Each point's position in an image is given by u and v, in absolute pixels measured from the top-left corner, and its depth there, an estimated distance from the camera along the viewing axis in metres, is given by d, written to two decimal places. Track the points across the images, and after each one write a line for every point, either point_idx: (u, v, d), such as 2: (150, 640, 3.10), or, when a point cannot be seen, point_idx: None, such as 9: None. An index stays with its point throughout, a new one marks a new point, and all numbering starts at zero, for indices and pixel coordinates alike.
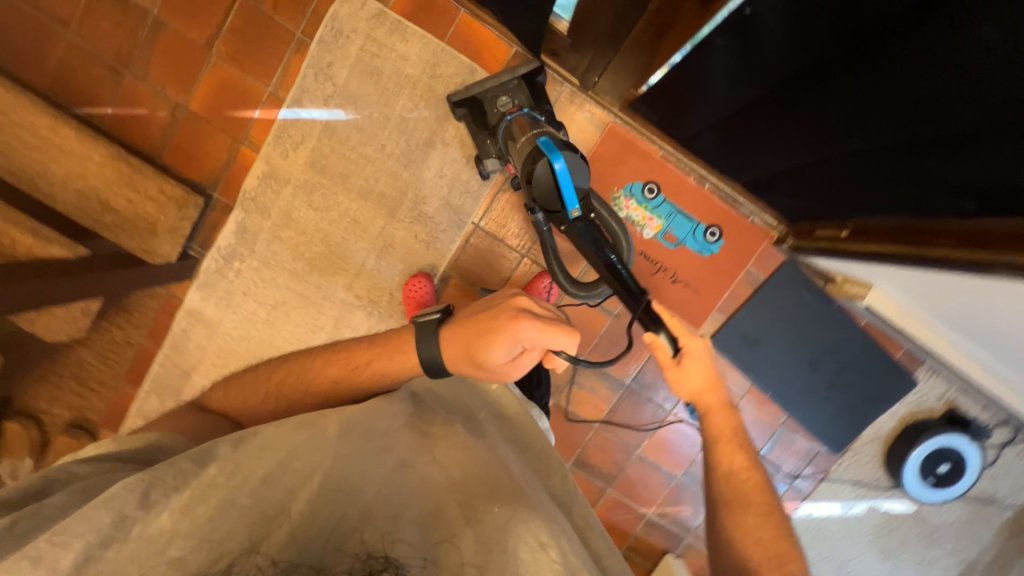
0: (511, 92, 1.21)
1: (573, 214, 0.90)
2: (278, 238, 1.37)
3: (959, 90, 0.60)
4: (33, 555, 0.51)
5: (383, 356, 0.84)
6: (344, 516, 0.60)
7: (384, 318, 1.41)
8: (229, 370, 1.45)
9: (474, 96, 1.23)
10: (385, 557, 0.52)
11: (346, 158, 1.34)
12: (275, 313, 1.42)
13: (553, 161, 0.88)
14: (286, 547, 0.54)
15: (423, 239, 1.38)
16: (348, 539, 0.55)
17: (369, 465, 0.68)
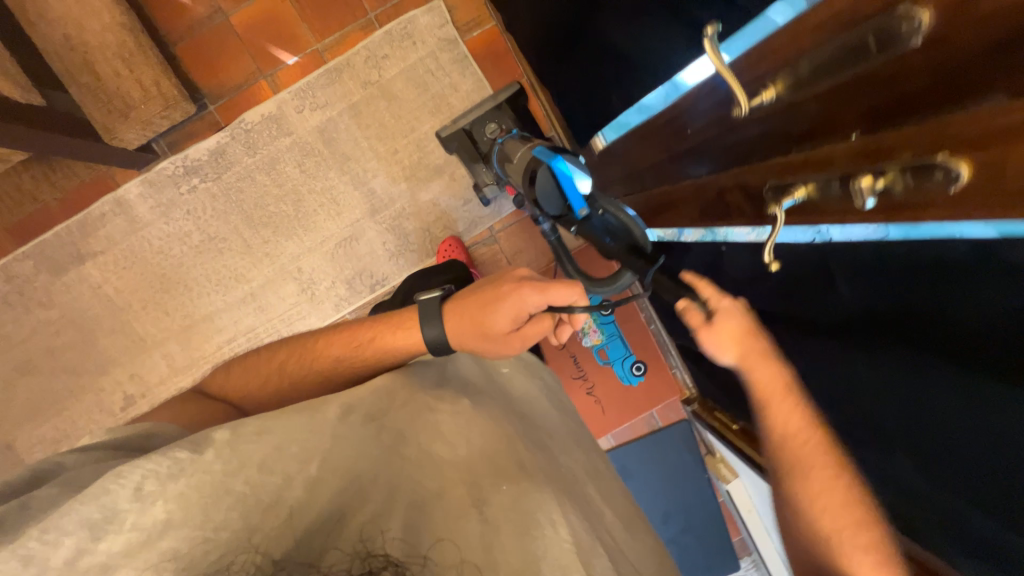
0: (498, 118, 1.19)
1: (581, 213, 0.82)
2: (251, 178, 1.32)
3: (932, 435, 0.48)
4: (22, 555, 0.41)
5: (385, 330, 0.74)
6: (350, 504, 0.50)
7: (314, 301, 1.39)
8: (129, 275, 1.34)
9: (461, 128, 1.20)
10: (389, 555, 0.44)
11: (356, 143, 1.33)
12: (209, 245, 1.35)
13: (553, 166, 0.82)
14: (284, 539, 0.46)
15: (389, 249, 1.39)
16: (348, 533, 0.47)
17: (374, 444, 0.57)
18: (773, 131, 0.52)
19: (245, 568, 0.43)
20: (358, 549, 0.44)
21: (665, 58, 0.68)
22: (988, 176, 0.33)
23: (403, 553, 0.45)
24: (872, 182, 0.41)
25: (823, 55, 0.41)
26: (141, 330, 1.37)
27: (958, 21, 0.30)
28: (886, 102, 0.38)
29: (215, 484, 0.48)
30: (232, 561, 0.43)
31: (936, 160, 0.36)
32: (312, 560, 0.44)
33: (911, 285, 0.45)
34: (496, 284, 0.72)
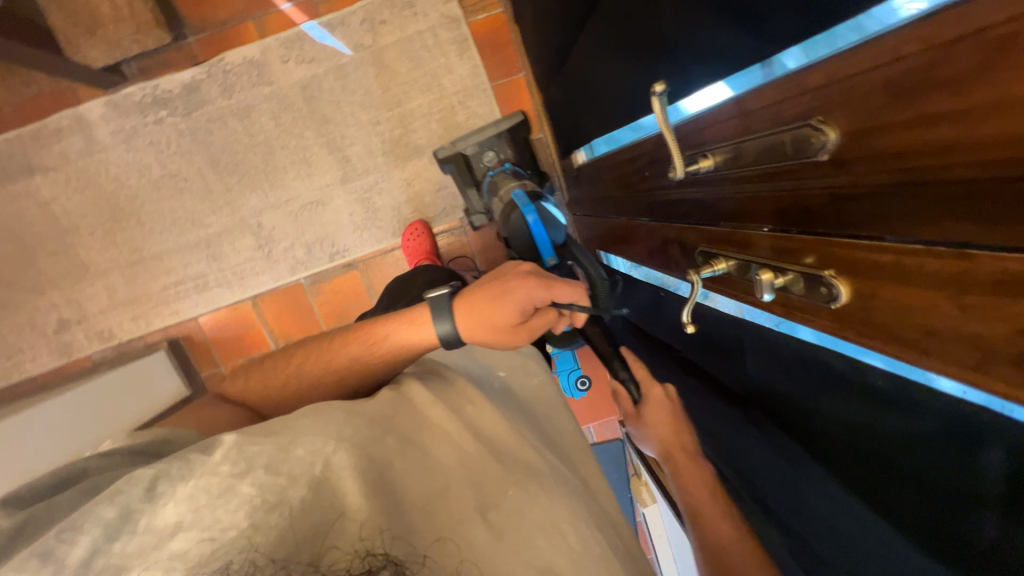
0: (498, 146, 1.25)
1: (550, 262, 0.93)
2: (222, 122, 1.27)
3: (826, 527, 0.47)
4: (41, 552, 0.40)
5: (404, 320, 0.67)
6: (351, 501, 0.44)
7: (270, 258, 1.37)
8: (79, 196, 1.29)
9: (460, 151, 1.23)
10: (388, 556, 0.40)
11: (338, 107, 1.29)
12: (169, 182, 1.30)
13: (526, 213, 0.91)
14: (288, 540, 0.41)
15: (355, 221, 1.37)
16: (351, 529, 0.42)
17: (368, 434, 0.50)
18: (709, 200, 0.52)
19: (244, 568, 0.39)
20: (356, 549, 0.41)
21: (630, 99, 0.67)
22: (865, 298, 0.34)
23: (405, 552, 0.41)
24: (771, 277, 0.42)
25: (750, 143, 0.41)
26: (86, 256, 1.33)
27: (857, 149, 0.31)
28: (791, 204, 0.39)
29: (222, 483, 0.44)
30: (231, 563, 0.39)
31: (823, 275, 0.36)
32: (308, 561, 0.40)
33: (839, 387, 0.42)
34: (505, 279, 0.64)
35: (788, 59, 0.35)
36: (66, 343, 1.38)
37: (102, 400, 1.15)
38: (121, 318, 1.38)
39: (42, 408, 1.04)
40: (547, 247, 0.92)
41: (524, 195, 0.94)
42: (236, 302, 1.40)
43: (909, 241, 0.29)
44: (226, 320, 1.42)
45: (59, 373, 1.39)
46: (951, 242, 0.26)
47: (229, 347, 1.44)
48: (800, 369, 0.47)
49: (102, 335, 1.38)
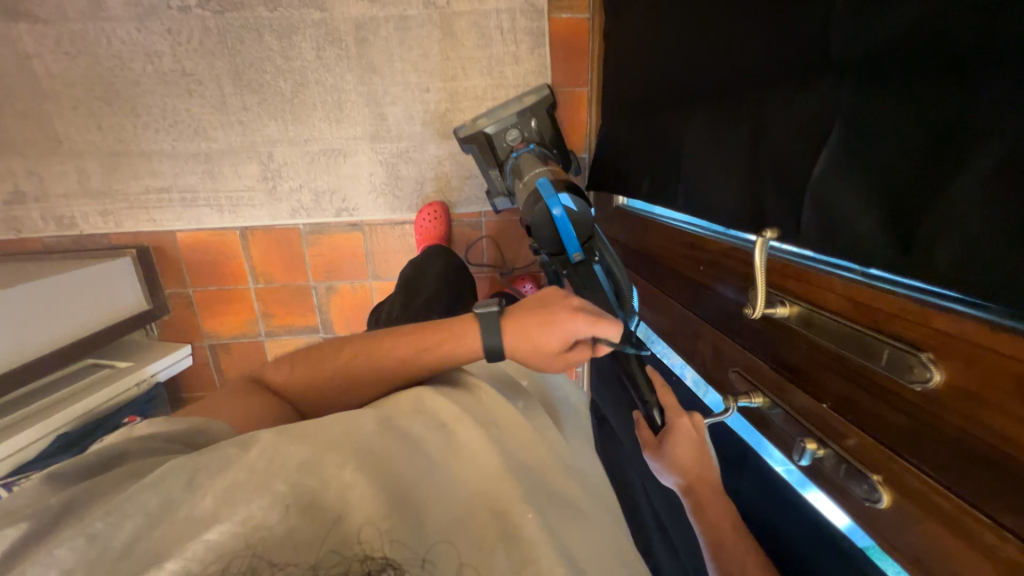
0: (522, 125, 1.17)
1: (574, 257, 0.87)
2: (258, 34, 1.14)
3: None
4: (88, 533, 0.40)
5: (455, 336, 0.66)
6: (354, 506, 0.44)
7: (272, 195, 1.28)
8: (68, 62, 1.13)
9: (484, 131, 1.15)
10: (386, 558, 0.40)
11: (388, 60, 1.19)
12: (178, 80, 1.16)
13: (550, 206, 0.84)
14: (293, 538, 0.41)
15: (373, 183, 1.30)
16: (349, 535, 0.42)
17: (378, 441, 0.51)
18: (766, 337, 0.54)
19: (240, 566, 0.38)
20: (354, 552, 0.40)
21: (705, 198, 0.66)
22: (903, 518, 0.37)
23: (402, 554, 0.40)
24: (814, 448, 0.45)
25: (836, 324, 0.43)
26: (61, 130, 1.18)
27: (958, 406, 0.33)
28: (858, 399, 0.41)
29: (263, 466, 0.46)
30: (233, 564, 0.38)
31: (871, 478, 0.40)
32: (306, 562, 0.39)
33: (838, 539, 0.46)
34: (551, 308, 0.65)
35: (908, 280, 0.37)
36: (16, 217, 1.23)
37: (64, 299, 1.09)
38: (88, 209, 1.25)
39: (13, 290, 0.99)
40: (575, 246, 0.86)
41: (549, 184, 0.85)
42: (223, 228, 1.30)
43: (971, 507, 0.32)
44: (206, 243, 1.32)
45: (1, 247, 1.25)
46: (1011, 530, 0.30)
47: (203, 272, 1.34)
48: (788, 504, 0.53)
49: (60, 221, 1.25)
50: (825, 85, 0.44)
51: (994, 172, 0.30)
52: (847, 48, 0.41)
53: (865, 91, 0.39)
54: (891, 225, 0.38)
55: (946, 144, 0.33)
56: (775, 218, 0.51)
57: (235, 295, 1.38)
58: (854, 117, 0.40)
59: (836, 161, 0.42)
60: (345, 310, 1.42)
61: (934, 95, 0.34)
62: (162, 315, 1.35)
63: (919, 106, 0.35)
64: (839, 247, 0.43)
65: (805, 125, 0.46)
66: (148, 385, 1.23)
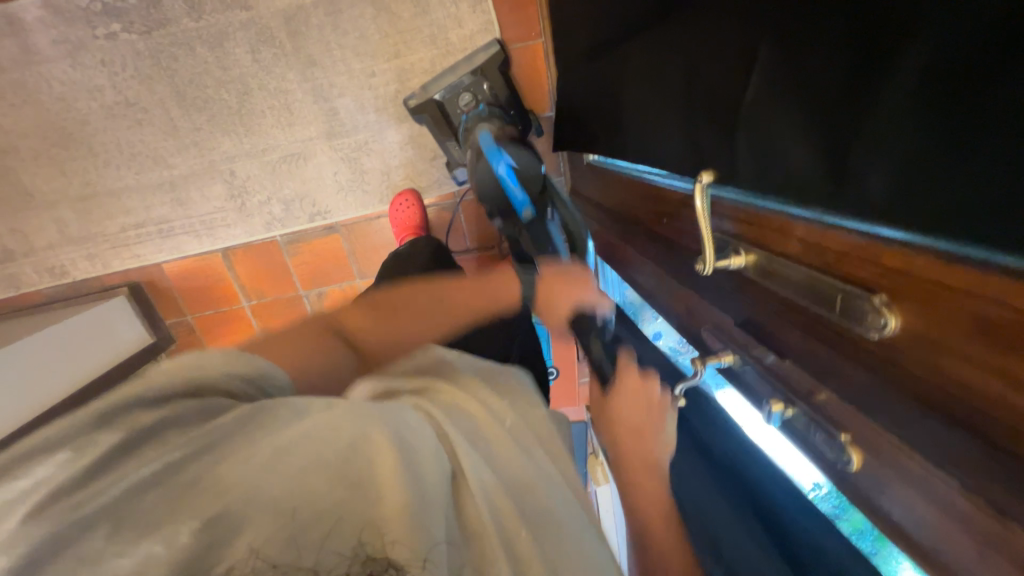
0: (472, 89, 1.10)
1: (523, 214, 0.93)
2: (189, 47, 1.10)
3: None
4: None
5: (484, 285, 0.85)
6: (332, 498, 0.36)
7: (243, 210, 1.27)
8: (16, 113, 1.12)
9: (432, 99, 1.09)
10: (388, 560, 0.34)
11: (327, 49, 1.13)
12: (125, 111, 1.14)
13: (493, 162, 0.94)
14: (263, 532, 0.34)
15: (339, 182, 1.26)
16: (350, 531, 0.35)
17: (341, 421, 0.42)
18: (730, 291, 0.48)
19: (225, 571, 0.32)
20: (355, 552, 0.34)
21: (653, 143, 0.60)
22: (877, 480, 0.33)
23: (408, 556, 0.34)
24: (782, 409, 0.40)
25: (792, 271, 0.37)
26: (29, 183, 1.19)
27: (921, 355, 0.28)
28: (818, 352, 0.36)
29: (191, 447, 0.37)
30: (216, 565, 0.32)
31: (840, 436, 0.35)
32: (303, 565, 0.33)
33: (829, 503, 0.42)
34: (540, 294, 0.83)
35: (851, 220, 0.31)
36: (12, 275, 1.28)
37: (63, 350, 1.12)
38: (75, 255, 1.27)
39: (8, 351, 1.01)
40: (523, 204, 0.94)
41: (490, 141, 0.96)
42: (204, 252, 1.31)
43: (943, 472, 0.27)
44: (193, 270, 1.33)
45: (8, 306, 1.31)
46: (986, 498, 0.25)
47: (196, 298, 1.36)
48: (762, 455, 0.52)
49: (53, 271, 1.28)
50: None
51: (919, 82, 0.25)
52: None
53: None
54: (824, 149, 0.32)
55: (869, 52, 0.28)
56: (712, 156, 0.45)
57: (231, 316, 1.40)
58: (780, 23, 0.34)
59: (764, 88, 0.37)
60: None
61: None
62: (169, 345, 1.40)
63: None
64: (779, 181, 0.37)
65: (732, 46, 0.40)
66: None
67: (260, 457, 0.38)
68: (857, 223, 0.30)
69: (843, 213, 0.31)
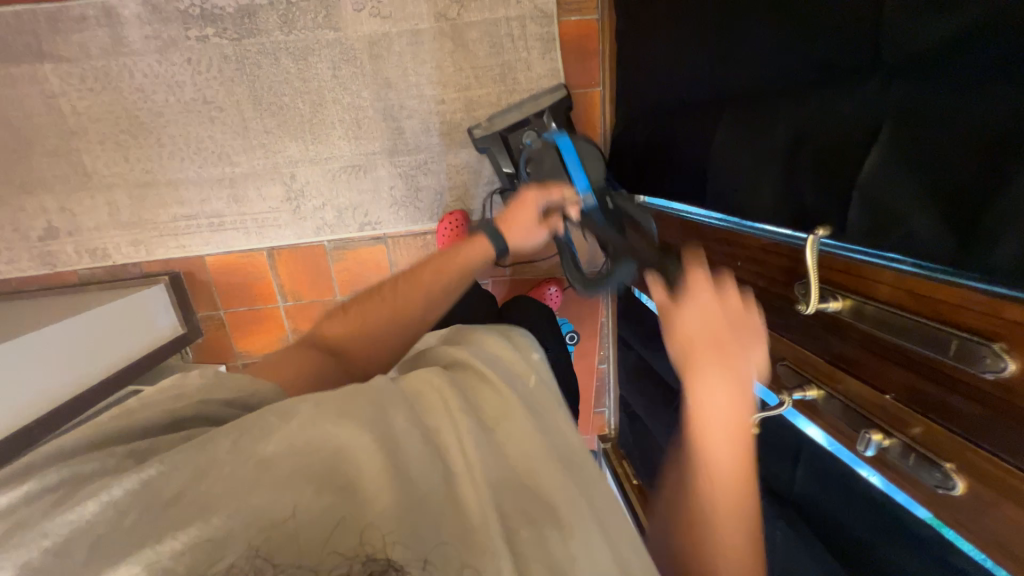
0: (538, 128, 1.18)
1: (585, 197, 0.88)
2: (273, 57, 1.16)
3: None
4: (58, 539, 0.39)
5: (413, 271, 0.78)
6: (316, 509, 0.40)
7: (296, 213, 1.30)
8: (92, 97, 1.16)
9: (500, 132, 1.17)
10: (388, 559, 0.37)
11: (403, 74, 1.21)
12: (200, 107, 1.19)
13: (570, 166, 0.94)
14: (277, 538, 0.38)
15: (393, 196, 1.31)
16: (351, 533, 0.39)
17: (328, 431, 0.46)
18: (819, 331, 0.55)
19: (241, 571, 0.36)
20: (355, 554, 0.37)
21: (741, 196, 0.68)
22: (984, 504, 0.38)
23: (406, 557, 0.37)
24: (880, 438, 0.46)
25: (897, 318, 0.44)
26: (89, 165, 1.21)
27: None
28: (923, 388, 0.42)
29: (196, 464, 0.44)
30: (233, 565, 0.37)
31: (942, 464, 0.41)
32: (307, 566, 0.37)
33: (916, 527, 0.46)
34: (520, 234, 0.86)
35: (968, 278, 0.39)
36: (50, 252, 1.27)
37: (89, 339, 1.08)
38: (119, 239, 1.27)
39: (31, 337, 0.95)
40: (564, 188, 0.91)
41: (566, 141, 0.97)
42: (250, 250, 1.33)
43: None
44: (235, 265, 1.34)
45: (40, 282, 1.29)
46: None
47: (233, 293, 1.37)
48: (859, 499, 0.53)
49: (94, 253, 1.28)
50: (874, 85, 0.45)
51: None
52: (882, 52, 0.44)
53: (921, 88, 0.40)
54: (946, 214, 0.39)
55: (1003, 146, 0.35)
56: (822, 214, 0.52)
57: (265, 315, 1.40)
58: (902, 114, 0.42)
59: (883, 163, 0.44)
60: None
61: (1002, 91, 0.35)
62: (196, 338, 1.38)
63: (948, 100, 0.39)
64: (894, 240, 0.44)
65: (853, 124, 0.47)
66: None
67: (248, 467, 0.43)
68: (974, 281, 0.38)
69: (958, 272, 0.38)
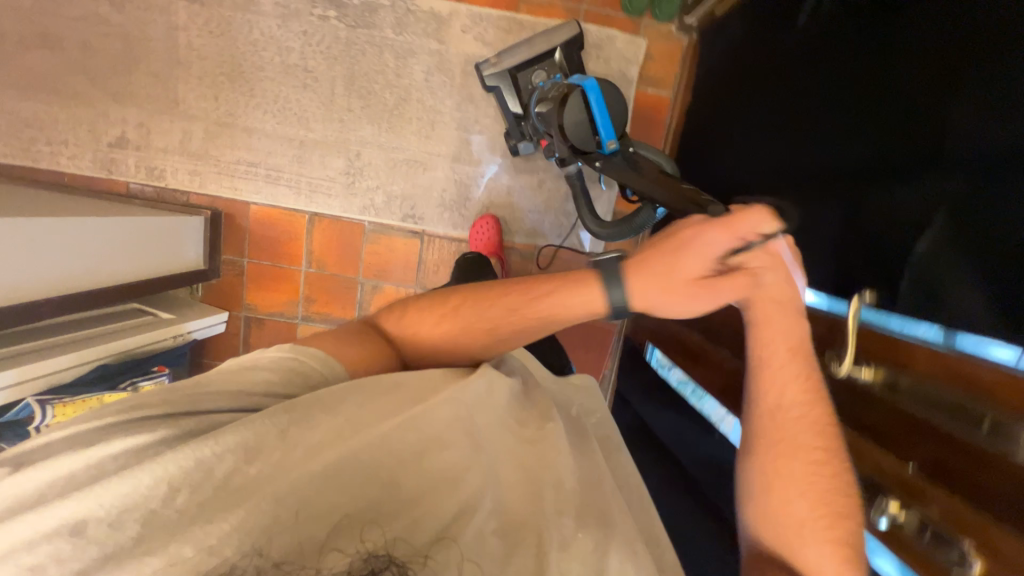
0: (546, 66, 1.16)
1: (609, 146, 0.92)
2: (379, 50, 1.28)
3: None
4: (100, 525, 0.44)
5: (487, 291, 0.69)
6: (324, 506, 0.48)
7: (348, 189, 1.35)
8: (209, 38, 1.27)
9: (507, 70, 1.16)
10: (390, 557, 0.45)
11: (486, 96, 1.31)
12: (298, 73, 1.29)
13: (587, 91, 0.90)
14: (283, 539, 0.46)
15: (442, 198, 1.37)
16: (353, 533, 0.47)
17: (347, 433, 0.53)
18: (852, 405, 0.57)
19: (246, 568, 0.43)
20: (356, 550, 0.45)
21: None
22: None
23: (405, 554, 0.46)
24: (895, 512, 0.48)
25: (932, 392, 0.47)
26: (181, 93, 1.30)
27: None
28: (947, 460, 0.45)
29: (236, 461, 0.49)
30: (235, 565, 0.43)
31: (960, 542, 0.42)
32: (308, 565, 0.44)
33: None
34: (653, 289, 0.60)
35: (1000, 350, 0.43)
36: (112, 160, 1.32)
37: (118, 245, 1.08)
38: (179, 166, 1.33)
39: (69, 221, 0.95)
40: (574, 130, 0.92)
41: (580, 78, 0.93)
42: (294, 210, 1.37)
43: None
44: (275, 219, 1.38)
45: (88, 182, 1.33)
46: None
47: (262, 245, 1.40)
48: None
49: (151, 171, 1.33)
50: (943, 170, 0.50)
51: None
52: (905, 151, 0.55)
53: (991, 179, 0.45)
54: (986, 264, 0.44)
55: None
56: (866, 283, 0.58)
57: (284, 275, 1.42)
58: (960, 200, 0.48)
59: (939, 238, 0.49)
60: None
61: None
62: (213, 278, 1.38)
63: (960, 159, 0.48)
64: (943, 310, 0.48)
65: (916, 194, 0.53)
66: (183, 340, 1.21)
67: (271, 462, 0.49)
68: (1001, 359, 0.43)
69: (998, 342, 0.43)
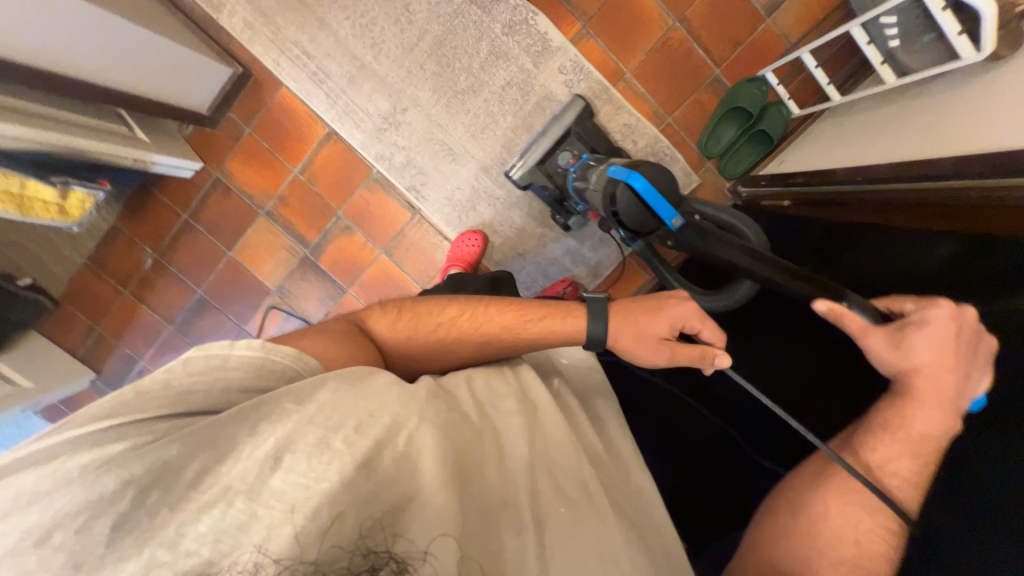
0: (570, 145, 1.25)
1: (676, 224, 0.80)
2: (480, 36, 1.27)
3: None
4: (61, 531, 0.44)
5: (467, 311, 0.78)
6: (318, 500, 0.48)
7: (377, 132, 1.34)
8: None
9: (535, 165, 1.24)
10: (391, 554, 0.45)
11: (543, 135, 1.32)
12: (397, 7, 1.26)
13: (632, 181, 0.80)
14: (284, 538, 0.45)
15: (452, 194, 1.38)
16: (352, 530, 0.47)
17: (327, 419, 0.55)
18: None
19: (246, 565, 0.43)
20: (355, 548, 0.45)
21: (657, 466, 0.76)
22: None
23: (406, 550, 0.47)
24: None
25: None
26: None
27: None
28: None
29: (201, 449, 0.51)
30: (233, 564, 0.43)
31: None
32: (309, 559, 0.44)
33: None
34: (923, 329, 0.59)
35: None
36: None
37: (130, 52, 1.05)
38: (240, 11, 1.28)
39: (89, 9, 0.91)
40: (626, 219, 0.83)
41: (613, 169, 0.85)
42: (320, 117, 1.35)
43: None
44: (298, 114, 1.36)
45: None
46: None
47: (271, 127, 1.37)
48: None
49: None
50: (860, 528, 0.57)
51: None
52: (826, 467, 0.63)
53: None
54: None
55: None
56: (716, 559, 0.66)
57: (274, 165, 1.39)
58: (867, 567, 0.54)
59: None
60: (341, 254, 1.44)
61: None
62: (207, 127, 1.36)
63: (1006, 481, 0.53)
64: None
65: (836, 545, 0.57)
66: (142, 165, 1.17)
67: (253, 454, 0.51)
68: None
69: None
